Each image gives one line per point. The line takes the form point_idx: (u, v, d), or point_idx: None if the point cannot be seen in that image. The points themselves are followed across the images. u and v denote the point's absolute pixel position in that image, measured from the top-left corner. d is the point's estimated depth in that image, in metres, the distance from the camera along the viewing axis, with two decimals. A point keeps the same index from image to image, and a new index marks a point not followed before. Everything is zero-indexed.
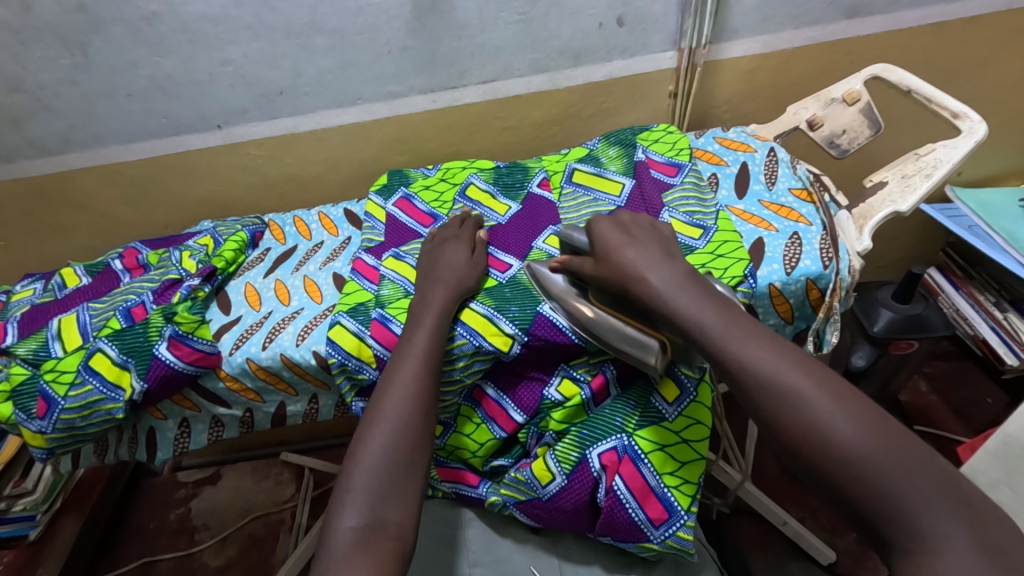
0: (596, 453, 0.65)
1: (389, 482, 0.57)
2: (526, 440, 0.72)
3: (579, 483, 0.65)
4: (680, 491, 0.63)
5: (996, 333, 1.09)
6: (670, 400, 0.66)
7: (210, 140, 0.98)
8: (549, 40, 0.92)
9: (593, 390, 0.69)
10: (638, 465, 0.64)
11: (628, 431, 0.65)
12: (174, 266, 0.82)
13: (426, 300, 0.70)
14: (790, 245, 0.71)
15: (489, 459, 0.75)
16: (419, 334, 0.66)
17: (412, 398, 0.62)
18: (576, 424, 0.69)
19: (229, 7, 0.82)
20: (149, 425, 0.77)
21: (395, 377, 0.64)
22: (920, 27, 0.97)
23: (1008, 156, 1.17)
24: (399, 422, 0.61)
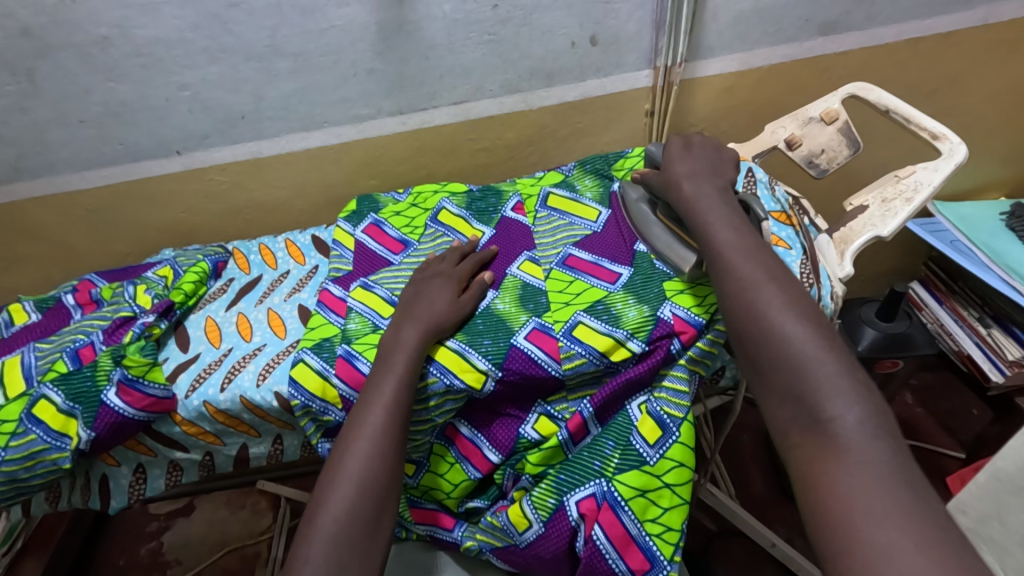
0: (574, 500, 0.61)
1: (349, 551, 0.53)
2: (502, 481, 0.69)
3: (557, 532, 0.62)
4: (662, 539, 0.61)
5: (980, 350, 1.07)
6: (651, 442, 0.63)
7: (169, 166, 0.94)
8: (521, 60, 0.90)
9: (571, 431, 0.66)
10: (618, 513, 0.60)
11: (607, 476, 0.61)
12: (128, 302, 0.77)
13: (397, 339, 0.66)
14: (804, 264, 0.68)
15: (464, 501, 0.71)
16: (387, 378, 0.62)
17: (377, 455, 0.58)
18: (554, 467, 0.66)
19: (184, 30, 0.79)
20: (102, 472, 0.73)
21: (359, 430, 0.60)
22: (895, 43, 0.96)
23: (985, 171, 1.17)
24: (362, 484, 0.57)
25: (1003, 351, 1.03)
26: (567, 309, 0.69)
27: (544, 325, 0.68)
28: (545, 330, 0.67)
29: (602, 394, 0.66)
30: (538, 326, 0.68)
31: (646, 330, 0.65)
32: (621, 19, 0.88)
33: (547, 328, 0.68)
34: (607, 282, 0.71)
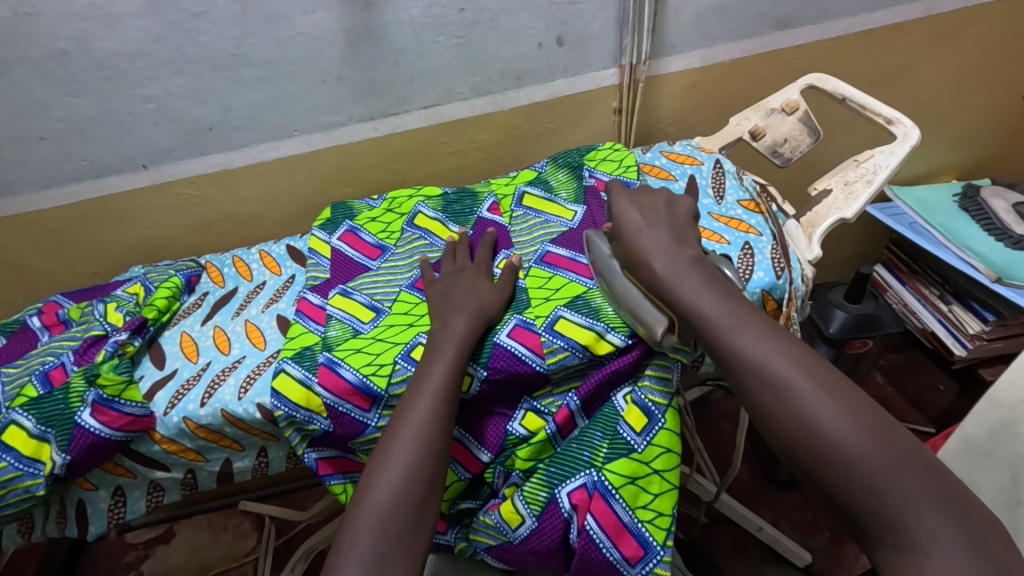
0: (565, 492, 0.62)
1: (394, 538, 0.53)
2: (493, 480, 0.69)
3: (550, 525, 0.62)
4: (654, 525, 0.61)
5: (943, 325, 1.12)
6: (638, 430, 0.64)
7: (135, 181, 0.92)
8: (489, 62, 0.91)
9: (559, 424, 0.66)
10: (610, 502, 0.61)
11: (596, 466, 0.62)
12: (98, 321, 0.75)
13: (446, 332, 0.66)
14: (743, 256, 0.69)
15: (456, 502, 0.71)
16: (437, 365, 0.62)
17: (425, 443, 0.58)
18: (544, 461, 0.66)
19: (147, 42, 0.78)
20: (78, 497, 0.71)
21: (407, 417, 0.59)
22: (847, 36, 1.00)
23: (939, 155, 1.22)
24: (410, 469, 0.56)
25: (964, 326, 1.07)
26: (547, 304, 0.70)
27: (526, 321, 0.69)
28: (527, 326, 0.68)
29: (587, 386, 0.67)
30: (520, 322, 0.69)
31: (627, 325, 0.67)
32: (586, 19, 0.89)
33: (530, 324, 0.68)
34: (586, 277, 0.72)
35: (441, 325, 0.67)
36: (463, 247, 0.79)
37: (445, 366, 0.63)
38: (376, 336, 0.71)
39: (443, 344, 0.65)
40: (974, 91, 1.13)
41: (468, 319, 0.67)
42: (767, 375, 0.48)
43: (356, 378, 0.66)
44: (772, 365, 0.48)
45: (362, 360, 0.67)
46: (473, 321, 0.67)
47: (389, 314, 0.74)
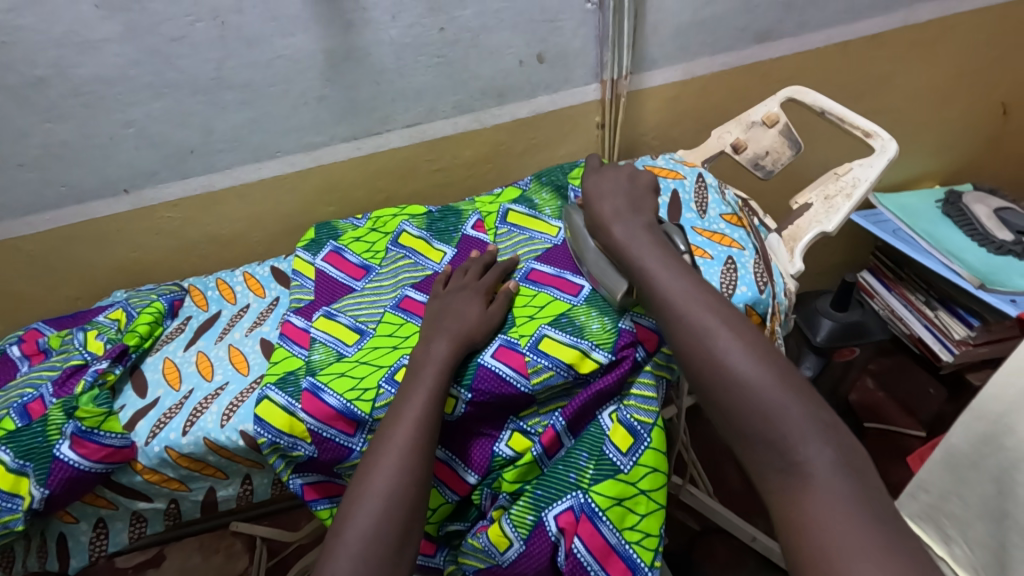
0: (552, 515, 0.61)
1: (373, 569, 0.53)
2: (481, 501, 0.68)
3: (538, 549, 0.61)
4: (641, 546, 0.61)
5: (930, 331, 1.13)
6: (624, 450, 0.64)
7: (117, 206, 0.91)
8: (471, 80, 0.91)
9: (545, 445, 0.66)
10: (597, 524, 0.60)
11: (583, 488, 0.62)
12: (78, 350, 0.74)
13: (429, 354, 0.66)
14: (726, 271, 0.69)
15: (445, 524, 0.70)
16: (418, 392, 0.62)
17: (406, 470, 0.58)
18: (531, 482, 0.65)
19: (126, 67, 0.78)
20: (59, 531, 0.70)
21: (387, 445, 0.59)
22: (826, 48, 1.01)
23: (921, 162, 1.23)
24: (391, 498, 0.56)
25: (951, 331, 1.08)
26: (531, 323, 0.70)
27: (510, 341, 0.68)
28: (511, 346, 0.68)
29: (573, 406, 0.66)
30: (504, 342, 0.68)
31: (610, 341, 0.67)
32: (566, 36, 0.90)
33: (514, 344, 0.68)
34: (570, 294, 0.72)
35: (426, 348, 0.66)
36: (477, 265, 0.77)
37: (426, 393, 0.62)
38: (360, 359, 0.70)
39: (424, 369, 0.64)
40: (953, 98, 1.14)
41: (451, 339, 0.67)
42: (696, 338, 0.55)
43: (339, 404, 0.65)
44: (713, 341, 0.54)
45: (346, 385, 0.67)
46: (456, 340, 0.66)
47: (373, 336, 0.73)
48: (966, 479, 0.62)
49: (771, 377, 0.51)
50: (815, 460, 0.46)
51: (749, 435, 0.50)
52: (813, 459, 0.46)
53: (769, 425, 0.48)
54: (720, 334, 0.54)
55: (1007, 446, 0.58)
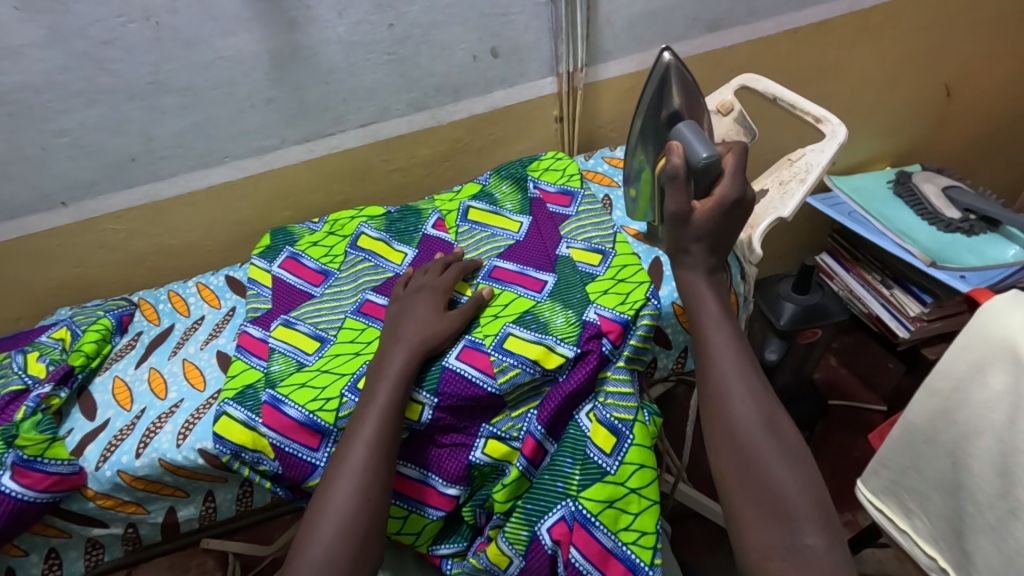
0: (545, 528, 0.61)
1: None
2: (474, 519, 0.68)
3: (537, 563, 0.61)
4: (638, 545, 0.61)
5: (886, 309, 1.16)
6: (608, 450, 0.63)
7: (56, 220, 0.87)
8: (424, 77, 0.89)
9: (528, 455, 0.65)
10: (591, 530, 0.60)
11: (572, 495, 0.61)
12: (17, 374, 0.69)
13: (383, 366, 0.64)
14: None
15: (435, 546, 0.69)
16: (370, 410, 0.60)
17: (357, 494, 0.56)
18: (521, 497, 0.65)
19: (53, 73, 0.74)
20: (7, 565, 0.66)
21: (342, 466, 0.57)
22: (776, 35, 1.03)
23: (871, 145, 1.27)
24: (345, 522, 0.54)
25: (906, 309, 1.11)
26: (495, 322, 0.69)
27: (475, 341, 0.67)
28: (476, 346, 0.67)
29: (547, 410, 0.65)
30: (469, 343, 0.67)
31: (574, 335, 0.67)
32: (519, 30, 0.89)
33: (478, 344, 0.67)
34: (534, 291, 0.72)
35: (385, 359, 0.64)
36: (436, 267, 0.75)
37: (379, 411, 0.60)
38: (321, 368, 0.68)
39: (379, 381, 0.62)
40: (899, 82, 1.17)
41: (407, 345, 0.65)
42: (723, 391, 0.54)
43: (301, 416, 0.63)
44: (739, 399, 0.53)
45: (307, 396, 0.65)
46: (412, 348, 0.65)
47: (334, 343, 0.71)
48: (922, 453, 0.64)
49: (785, 451, 0.51)
50: (807, 541, 0.47)
51: (751, 502, 0.49)
52: (805, 537, 0.47)
53: (773, 496, 0.49)
54: (745, 391, 0.54)
55: (959, 421, 0.59)
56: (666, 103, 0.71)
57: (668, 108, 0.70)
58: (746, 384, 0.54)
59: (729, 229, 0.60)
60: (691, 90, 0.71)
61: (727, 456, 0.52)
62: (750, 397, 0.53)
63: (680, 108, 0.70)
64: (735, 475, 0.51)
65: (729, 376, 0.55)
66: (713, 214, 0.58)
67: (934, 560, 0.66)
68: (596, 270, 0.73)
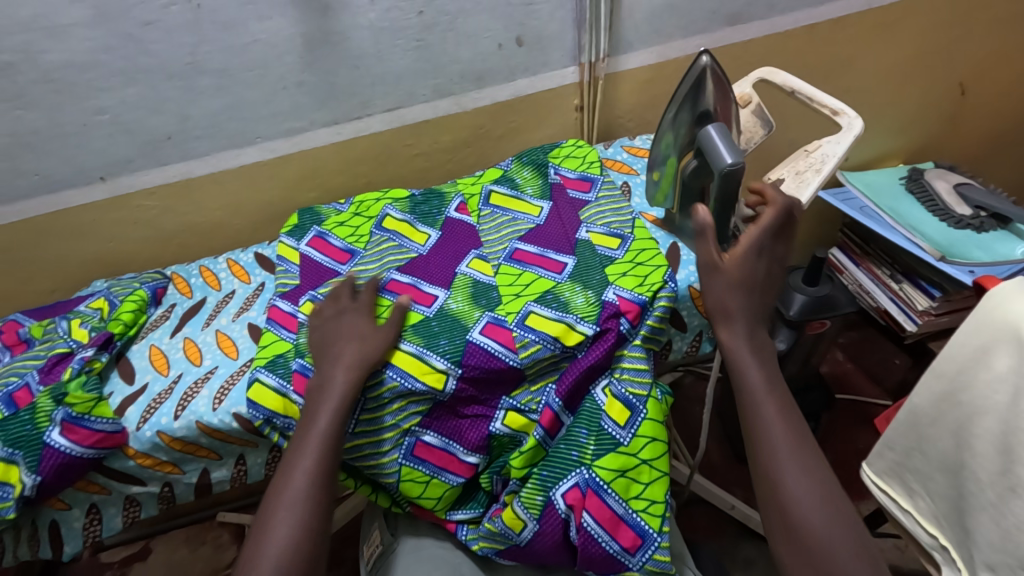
0: (560, 494, 0.64)
1: None
2: (491, 486, 0.72)
3: (551, 526, 0.65)
4: (648, 513, 0.65)
5: (894, 303, 1.18)
6: (622, 423, 0.66)
7: (93, 195, 0.90)
8: (450, 64, 0.92)
9: (546, 426, 0.69)
10: (603, 497, 0.64)
11: (586, 464, 0.64)
12: (62, 338, 0.73)
13: (323, 390, 0.64)
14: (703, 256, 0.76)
15: (453, 510, 0.72)
16: (308, 440, 0.62)
17: (299, 527, 0.58)
18: (537, 465, 0.68)
19: (97, 52, 0.77)
20: (51, 518, 0.70)
21: (280, 498, 0.59)
22: (794, 30, 1.05)
23: (884, 142, 1.28)
24: (285, 557, 0.57)
25: (914, 302, 1.13)
26: (517, 301, 0.72)
27: (498, 318, 0.70)
28: (499, 322, 0.69)
29: (565, 383, 0.69)
30: (492, 319, 0.70)
31: (595, 314, 0.69)
32: (543, 19, 0.91)
33: (501, 320, 0.70)
34: (555, 272, 0.75)
35: (320, 383, 0.65)
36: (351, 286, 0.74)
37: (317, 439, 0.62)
38: None
39: (319, 409, 0.63)
40: (914, 79, 1.19)
41: (345, 365, 0.65)
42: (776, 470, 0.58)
43: None
44: (791, 480, 0.57)
45: None
46: (353, 367, 0.65)
47: None
48: (932, 435, 0.66)
49: (840, 532, 0.54)
50: None
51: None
52: None
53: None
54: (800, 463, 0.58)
55: (964, 402, 0.62)
56: (701, 101, 0.72)
57: (703, 106, 0.72)
58: (797, 464, 0.57)
59: (759, 277, 0.67)
60: (727, 90, 0.72)
61: (784, 537, 0.56)
62: (803, 476, 0.57)
63: (713, 109, 0.72)
64: (793, 555, 0.55)
65: (780, 456, 0.58)
66: (742, 261, 0.66)
67: (936, 538, 0.68)
68: (614, 253, 0.76)
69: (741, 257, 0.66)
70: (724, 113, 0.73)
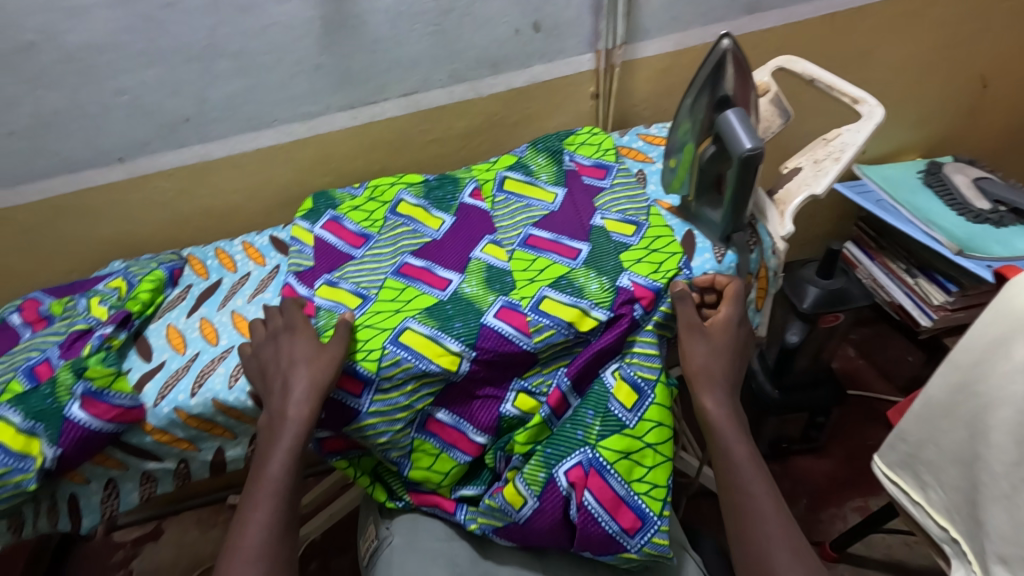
0: (563, 471, 0.65)
1: None
2: (495, 464, 0.72)
3: (551, 504, 0.65)
4: (649, 496, 0.66)
5: (910, 298, 1.17)
6: (628, 406, 0.67)
7: (111, 175, 0.90)
8: (466, 50, 0.92)
9: (553, 406, 0.69)
10: (605, 477, 0.65)
11: (591, 444, 0.65)
12: (82, 315, 0.75)
13: (273, 431, 0.65)
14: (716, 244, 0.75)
15: (457, 488, 0.73)
16: (263, 486, 0.62)
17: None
18: (542, 443, 0.69)
19: (118, 33, 0.77)
20: (70, 492, 0.71)
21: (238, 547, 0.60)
22: (814, 19, 1.03)
23: (902, 135, 1.27)
24: None
25: (930, 297, 1.12)
26: (531, 285, 0.72)
27: (512, 302, 0.70)
28: (513, 307, 0.70)
29: (576, 365, 0.69)
30: (506, 303, 0.70)
31: (609, 300, 0.69)
32: (561, 5, 0.91)
33: (515, 305, 0.70)
34: (569, 258, 0.75)
35: (268, 424, 0.65)
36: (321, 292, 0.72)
37: (271, 484, 0.63)
38: (363, 323, 0.70)
39: (271, 452, 0.64)
40: (934, 71, 1.17)
41: (295, 400, 0.64)
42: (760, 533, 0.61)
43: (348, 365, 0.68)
44: (773, 544, 0.60)
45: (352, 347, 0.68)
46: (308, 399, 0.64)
47: (376, 300, 0.73)
48: (945, 427, 0.65)
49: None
50: None
51: None
52: None
53: None
54: (773, 522, 0.61)
55: (979, 393, 0.61)
56: (720, 86, 0.72)
57: (721, 91, 0.72)
58: (778, 527, 0.61)
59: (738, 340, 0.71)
60: (746, 76, 0.72)
61: None
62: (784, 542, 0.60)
63: (732, 94, 0.72)
64: None
65: (763, 521, 0.61)
66: (725, 327, 0.70)
67: (945, 531, 0.68)
68: (630, 240, 0.75)
69: (722, 324, 0.69)
70: (743, 98, 0.72)
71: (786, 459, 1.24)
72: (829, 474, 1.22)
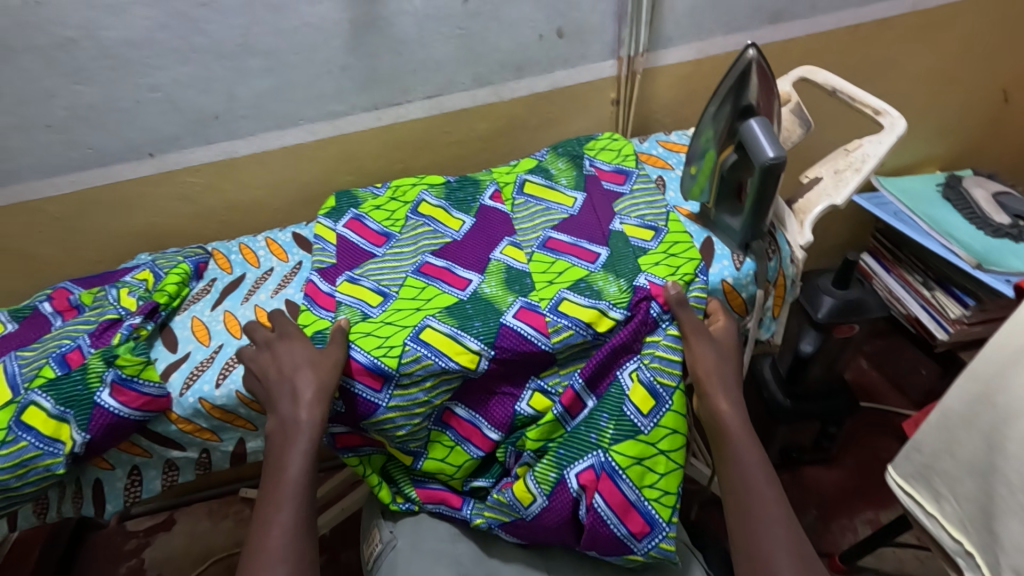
0: (574, 473, 0.66)
1: None
2: (505, 459, 0.73)
3: (560, 503, 0.66)
4: (659, 503, 0.66)
5: (926, 310, 1.17)
6: (645, 411, 0.66)
7: (141, 169, 0.92)
8: (490, 53, 0.93)
9: (565, 405, 0.70)
10: (616, 482, 0.65)
11: (603, 447, 0.66)
12: (112, 304, 0.77)
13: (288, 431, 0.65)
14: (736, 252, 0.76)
15: (469, 479, 0.75)
16: (281, 489, 0.63)
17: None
18: (554, 441, 0.70)
19: (155, 30, 0.80)
20: (95, 477, 0.72)
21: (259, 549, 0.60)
22: (836, 30, 1.04)
23: (922, 147, 1.26)
24: None
25: (946, 310, 1.11)
26: (551, 287, 0.73)
27: (531, 303, 0.71)
28: (532, 307, 0.71)
29: (591, 365, 0.70)
30: (525, 304, 0.71)
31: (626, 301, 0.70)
32: (585, 11, 0.92)
33: (535, 306, 0.71)
34: (588, 261, 0.75)
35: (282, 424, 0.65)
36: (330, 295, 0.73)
37: (289, 487, 0.63)
38: (385, 320, 0.72)
39: (289, 452, 0.64)
40: (956, 84, 1.17)
41: (306, 402, 0.65)
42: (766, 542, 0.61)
43: (367, 360, 0.68)
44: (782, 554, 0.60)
45: (373, 343, 0.69)
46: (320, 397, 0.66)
47: (398, 298, 0.74)
48: (963, 439, 0.65)
49: None
50: None
51: None
52: None
53: None
54: (779, 527, 0.61)
55: (998, 404, 0.62)
56: (744, 94, 0.72)
57: (745, 100, 0.72)
58: (785, 536, 0.61)
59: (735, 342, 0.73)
60: (770, 85, 0.73)
61: None
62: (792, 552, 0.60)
63: (755, 103, 0.73)
64: None
65: (770, 529, 0.61)
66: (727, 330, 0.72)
67: (960, 543, 0.67)
68: (648, 244, 0.76)
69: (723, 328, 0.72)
70: (766, 107, 0.73)
71: (797, 469, 1.24)
72: (840, 484, 1.22)
